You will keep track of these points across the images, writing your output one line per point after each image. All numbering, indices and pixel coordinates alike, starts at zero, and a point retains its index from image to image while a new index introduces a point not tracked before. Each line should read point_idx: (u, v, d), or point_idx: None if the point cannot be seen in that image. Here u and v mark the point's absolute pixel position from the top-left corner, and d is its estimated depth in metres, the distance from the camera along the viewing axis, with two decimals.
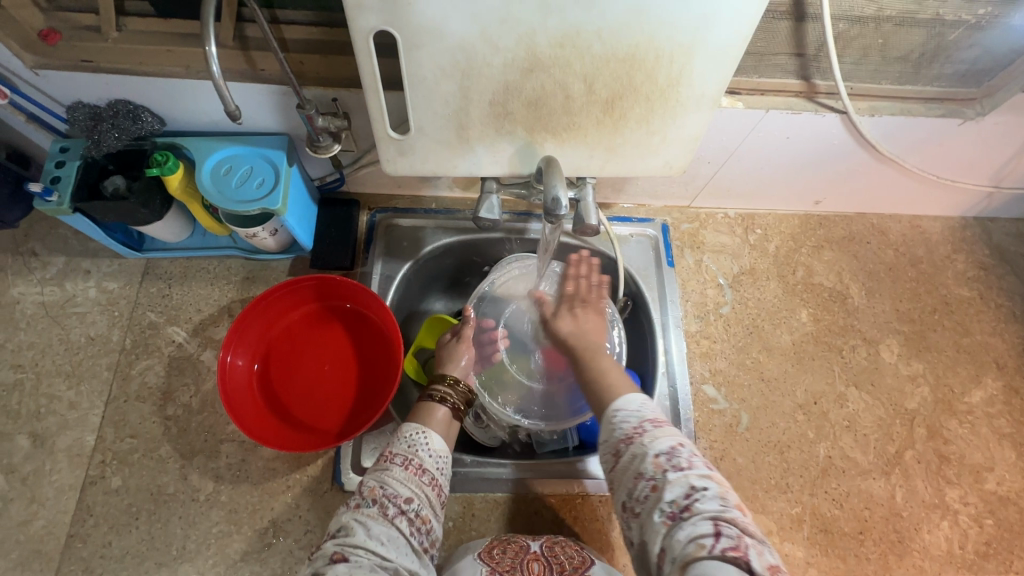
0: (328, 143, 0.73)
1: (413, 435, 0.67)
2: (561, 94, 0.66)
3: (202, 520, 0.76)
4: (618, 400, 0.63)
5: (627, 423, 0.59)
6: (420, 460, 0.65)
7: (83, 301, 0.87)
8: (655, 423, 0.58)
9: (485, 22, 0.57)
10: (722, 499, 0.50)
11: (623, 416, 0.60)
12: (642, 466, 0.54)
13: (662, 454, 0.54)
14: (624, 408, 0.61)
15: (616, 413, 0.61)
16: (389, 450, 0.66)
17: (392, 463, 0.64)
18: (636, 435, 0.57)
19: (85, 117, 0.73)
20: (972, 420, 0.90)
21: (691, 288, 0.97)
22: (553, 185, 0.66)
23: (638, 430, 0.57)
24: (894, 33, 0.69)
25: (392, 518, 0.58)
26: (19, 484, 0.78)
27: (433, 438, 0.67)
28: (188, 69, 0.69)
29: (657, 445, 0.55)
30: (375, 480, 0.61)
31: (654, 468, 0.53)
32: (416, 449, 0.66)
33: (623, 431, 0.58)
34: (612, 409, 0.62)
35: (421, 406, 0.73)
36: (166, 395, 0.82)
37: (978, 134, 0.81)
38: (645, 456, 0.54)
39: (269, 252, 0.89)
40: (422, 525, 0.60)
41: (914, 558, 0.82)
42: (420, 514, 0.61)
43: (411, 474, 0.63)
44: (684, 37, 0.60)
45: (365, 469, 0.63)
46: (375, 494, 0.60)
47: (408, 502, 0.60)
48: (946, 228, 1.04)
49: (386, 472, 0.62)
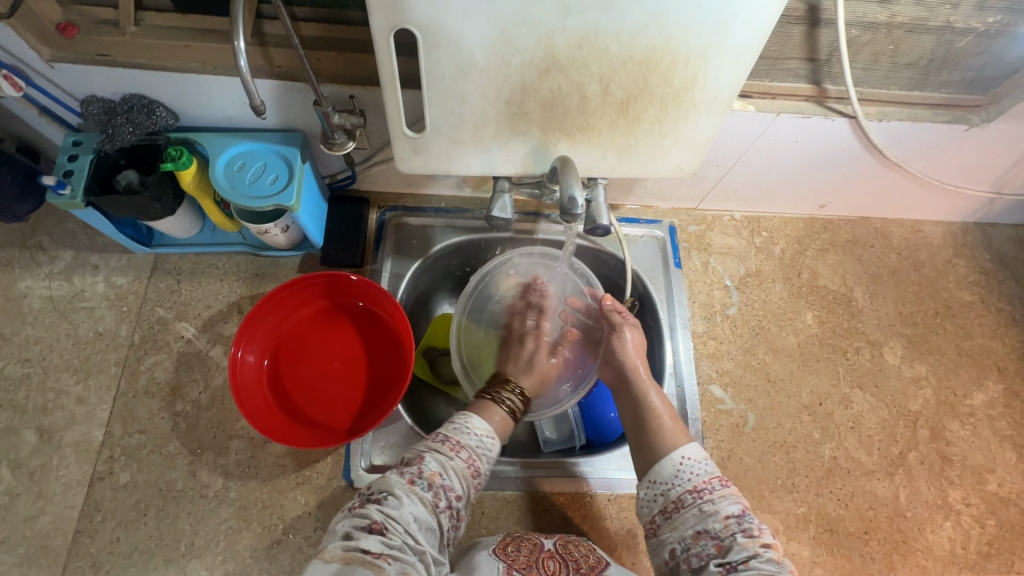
0: (342, 140, 0.73)
1: (482, 437, 0.63)
2: (577, 95, 0.67)
3: (210, 517, 0.76)
4: (681, 447, 0.63)
5: (694, 477, 0.60)
6: (478, 465, 0.62)
7: (90, 296, 0.87)
8: (723, 482, 0.59)
9: (506, 23, 0.58)
10: (778, 562, 0.53)
11: (689, 467, 0.61)
12: (709, 522, 0.56)
13: (732, 517, 0.56)
14: (691, 457, 0.62)
15: (680, 462, 0.61)
16: (457, 439, 0.62)
17: (457, 454, 0.60)
18: (706, 491, 0.58)
19: (99, 111, 0.73)
20: (973, 422, 0.91)
21: (697, 289, 0.97)
22: (569, 185, 0.67)
23: (707, 487, 0.59)
24: (905, 39, 0.70)
25: (438, 510, 0.56)
26: (26, 479, 0.77)
27: (495, 449, 0.64)
28: (205, 64, 0.69)
29: (726, 507, 0.57)
30: (437, 465, 0.58)
31: (722, 527, 0.55)
32: (480, 452, 0.62)
33: (690, 483, 0.59)
34: (674, 456, 0.62)
35: (479, 404, 0.70)
36: (175, 390, 0.82)
37: (984, 141, 0.82)
38: (715, 515, 0.56)
39: (280, 249, 0.89)
40: (456, 525, 0.58)
41: (918, 557, 0.83)
42: (461, 513, 0.59)
43: (468, 473, 0.60)
44: (701, 41, 0.61)
45: (429, 446, 0.60)
46: (434, 480, 0.57)
47: (457, 499, 0.58)
48: (947, 233, 1.05)
49: (449, 461, 0.59)
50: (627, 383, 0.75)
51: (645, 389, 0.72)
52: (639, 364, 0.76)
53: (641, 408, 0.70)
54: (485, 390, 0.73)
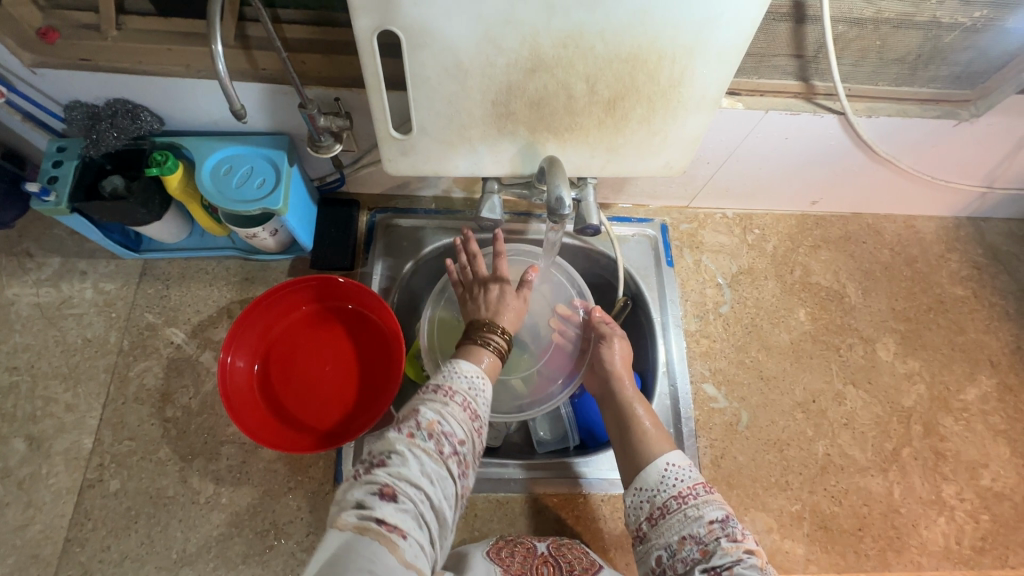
0: (329, 142, 0.72)
1: (473, 379, 0.62)
2: (564, 95, 0.66)
3: (202, 523, 0.76)
4: (666, 453, 0.63)
5: (679, 483, 0.60)
6: (476, 407, 0.60)
7: (79, 302, 0.86)
8: (708, 489, 0.59)
9: (490, 23, 0.58)
10: (763, 570, 0.51)
11: (674, 472, 0.61)
12: (694, 527, 0.56)
13: (716, 521, 0.55)
14: (677, 463, 0.62)
15: (665, 468, 0.61)
16: (448, 386, 0.60)
17: (452, 400, 0.58)
18: (690, 496, 0.58)
19: (82, 117, 0.72)
20: (967, 417, 0.91)
21: (690, 288, 0.97)
22: (557, 185, 0.66)
23: (691, 493, 0.58)
24: (892, 35, 0.70)
25: (445, 457, 0.54)
26: (15, 487, 0.77)
27: (488, 389, 0.63)
28: (188, 68, 0.68)
29: (710, 512, 0.56)
30: (433, 413, 0.56)
31: (706, 532, 0.55)
32: (475, 394, 0.61)
33: (674, 489, 0.59)
34: (659, 462, 0.62)
35: (466, 348, 0.68)
36: (165, 396, 0.82)
37: (973, 135, 0.82)
38: (699, 519, 0.56)
39: (269, 253, 0.89)
40: (465, 470, 0.56)
41: (913, 553, 0.82)
42: (467, 458, 0.56)
43: (467, 417, 0.58)
44: (687, 39, 0.61)
45: (422, 397, 0.58)
46: (434, 429, 0.54)
47: (462, 444, 0.56)
48: (939, 227, 1.05)
49: (446, 408, 0.57)
50: (611, 393, 0.76)
51: (630, 400, 0.73)
52: (624, 371, 0.77)
53: (626, 419, 0.71)
54: (469, 334, 0.70)
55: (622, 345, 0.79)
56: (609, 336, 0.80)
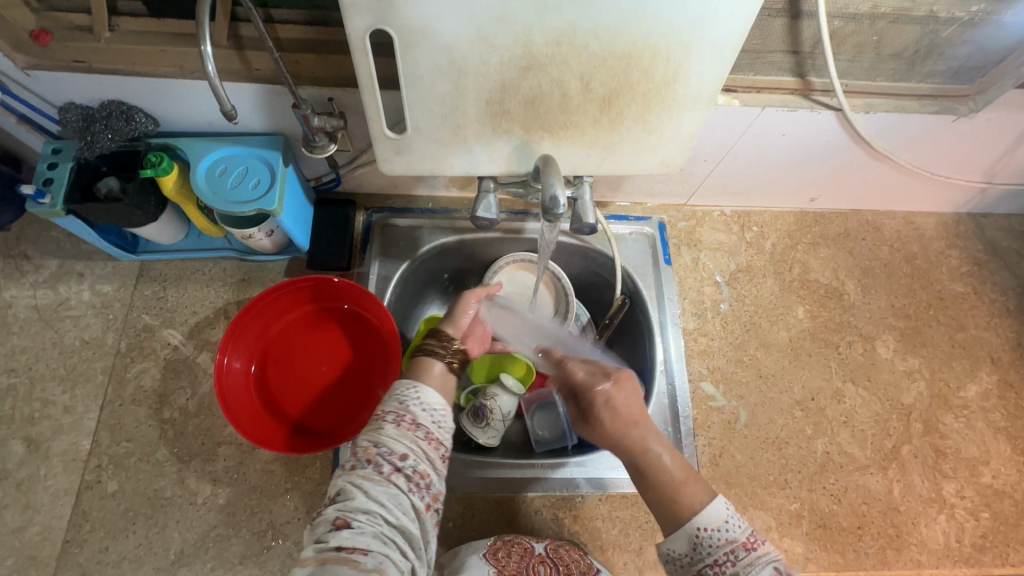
0: (323, 143, 0.72)
1: (405, 392, 0.61)
2: (558, 93, 0.66)
3: (200, 524, 0.76)
4: (699, 513, 0.58)
5: (716, 547, 0.56)
6: (413, 415, 0.59)
7: (76, 304, 0.86)
8: (750, 548, 0.55)
9: (481, 22, 0.57)
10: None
11: (705, 539, 0.56)
12: None
13: None
14: (707, 528, 0.57)
15: (696, 535, 0.57)
16: (380, 409, 0.60)
17: (384, 420, 0.58)
18: (728, 565, 0.54)
19: (77, 118, 0.71)
20: (967, 414, 0.91)
21: (688, 286, 0.97)
22: (551, 183, 0.66)
23: (729, 558, 0.55)
24: (889, 30, 0.69)
25: (388, 476, 0.54)
26: (14, 489, 0.77)
27: (425, 392, 0.61)
28: (182, 69, 0.68)
29: None
30: (368, 440, 0.56)
31: None
32: (407, 403, 0.59)
33: (713, 555, 0.56)
34: (688, 528, 0.58)
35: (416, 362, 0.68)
36: (162, 397, 0.82)
37: (971, 131, 0.81)
38: None
39: (266, 253, 0.89)
40: (423, 480, 0.55)
41: (912, 552, 0.82)
42: (419, 469, 0.56)
43: (406, 431, 0.57)
44: (681, 36, 0.60)
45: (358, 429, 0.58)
46: (369, 454, 0.55)
47: (404, 459, 0.55)
48: (939, 224, 1.05)
49: (380, 431, 0.57)
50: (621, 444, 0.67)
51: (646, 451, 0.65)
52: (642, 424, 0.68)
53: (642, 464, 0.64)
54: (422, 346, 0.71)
55: (621, 396, 0.69)
56: (604, 391, 0.70)
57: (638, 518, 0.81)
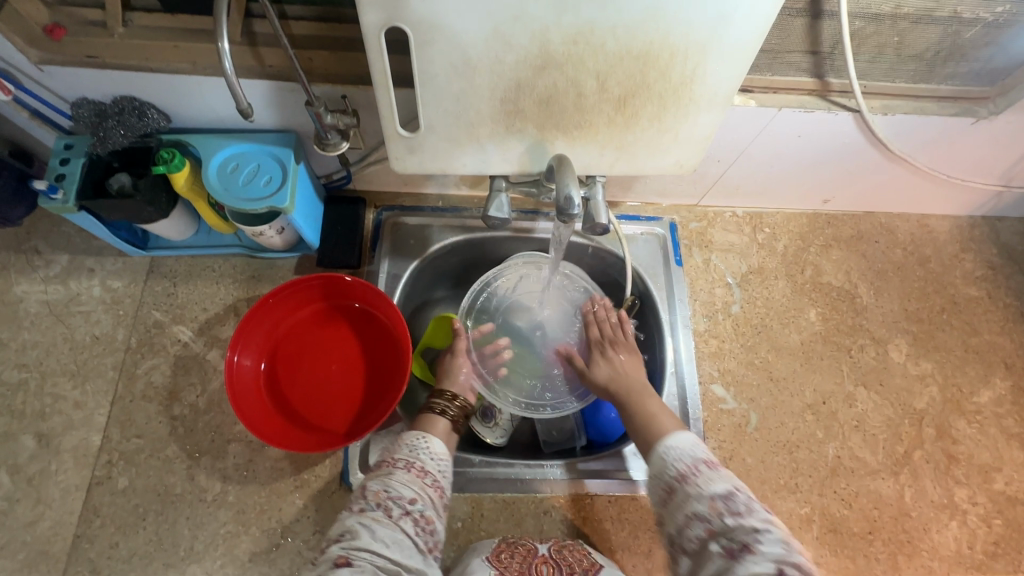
0: (335, 141, 0.72)
1: (415, 441, 0.67)
2: (574, 92, 0.65)
3: (209, 521, 0.76)
4: (668, 437, 0.64)
5: (681, 462, 0.61)
6: (422, 463, 0.65)
7: (87, 299, 0.86)
8: (710, 466, 0.59)
9: (498, 19, 0.57)
10: (786, 542, 0.51)
11: (674, 455, 0.62)
12: (697, 506, 0.56)
13: (718, 496, 0.55)
14: (677, 446, 0.62)
15: (666, 452, 0.62)
16: (390, 457, 0.66)
17: (395, 467, 0.64)
18: (691, 475, 0.59)
19: (90, 113, 0.72)
20: (980, 420, 0.90)
21: (699, 287, 0.96)
22: (565, 184, 0.65)
23: (693, 472, 0.59)
24: (911, 31, 0.69)
25: (396, 519, 0.57)
26: (25, 484, 0.77)
27: (433, 445, 0.68)
28: (194, 65, 0.68)
29: (713, 487, 0.56)
30: (378, 484, 0.61)
31: (709, 508, 0.55)
32: (417, 452, 0.66)
33: (676, 470, 0.60)
34: (661, 447, 0.63)
35: (422, 417, 0.75)
36: (172, 394, 0.82)
37: (990, 134, 0.80)
38: (702, 496, 0.56)
39: (276, 251, 0.89)
40: (427, 526, 0.59)
41: (923, 558, 0.81)
42: (424, 514, 0.60)
43: (414, 476, 0.63)
44: (700, 36, 0.59)
45: (369, 475, 0.62)
46: (379, 497, 0.59)
47: (412, 503, 0.60)
48: (954, 227, 1.03)
49: (390, 475, 0.62)
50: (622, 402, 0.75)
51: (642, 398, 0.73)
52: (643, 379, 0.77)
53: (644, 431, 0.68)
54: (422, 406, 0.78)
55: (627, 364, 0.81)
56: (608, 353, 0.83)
57: (647, 521, 0.81)
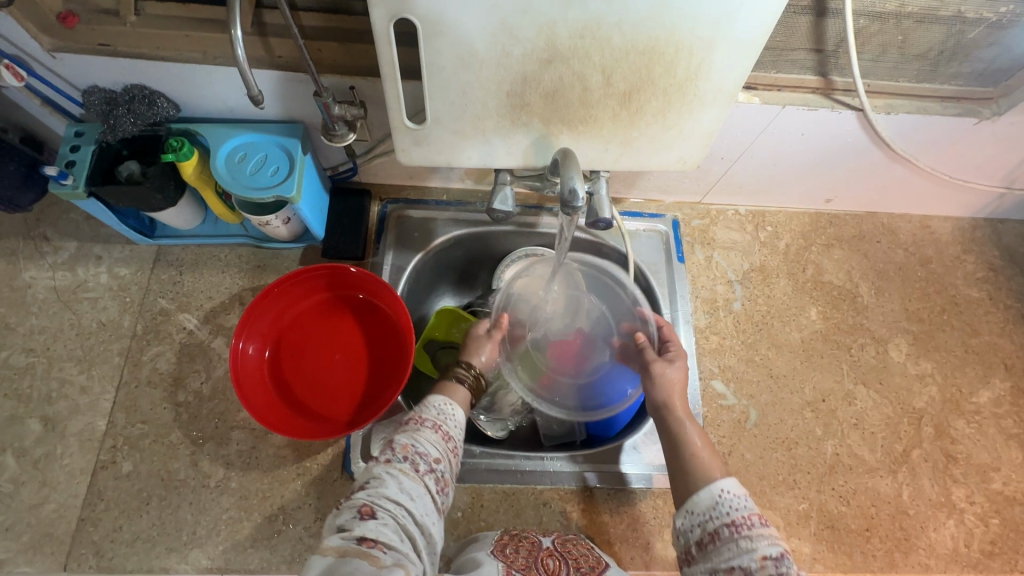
0: (343, 132, 0.73)
1: (442, 406, 0.67)
2: (579, 86, 0.66)
3: (212, 506, 0.77)
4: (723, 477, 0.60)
5: (733, 512, 0.57)
6: (448, 428, 0.65)
7: (94, 286, 0.87)
8: (762, 521, 0.56)
9: (506, 12, 0.57)
10: None
11: (728, 500, 0.57)
12: (744, 560, 0.53)
13: (770, 558, 0.52)
14: (730, 491, 0.58)
15: (719, 495, 0.58)
16: (420, 414, 0.65)
17: (423, 425, 0.63)
18: (744, 526, 0.55)
19: (100, 101, 0.72)
20: (979, 420, 0.90)
21: (700, 284, 0.97)
22: (570, 177, 0.66)
23: (746, 523, 0.55)
24: (915, 30, 0.69)
25: (420, 475, 0.58)
26: (30, 467, 0.78)
27: (459, 415, 0.68)
28: (205, 54, 0.69)
29: (765, 547, 0.53)
30: (407, 438, 0.61)
31: (758, 567, 0.52)
32: (445, 418, 0.66)
33: (727, 517, 0.56)
34: (713, 488, 0.59)
35: (440, 385, 0.74)
36: (177, 380, 0.83)
37: (992, 135, 0.81)
38: (752, 553, 0.53)
39: (281, 241, 0.89)
40: (444, 488, 0.60)
41: (920, 555, 0.82)
42: (444, 477, 0.60)
43: (440, 438, 0.63)
44: (706, 31, 0.60)
45: (398, 427, 0.63)
46: (408, 450, 0.59)
47: (436, 462, 0.60)
48: (956, 228, 1.04)
49: (419, 432, 0.62)
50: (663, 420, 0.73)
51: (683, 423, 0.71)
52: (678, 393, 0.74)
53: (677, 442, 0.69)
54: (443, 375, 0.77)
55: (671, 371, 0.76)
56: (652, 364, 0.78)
57: (646, 514, 0.81)
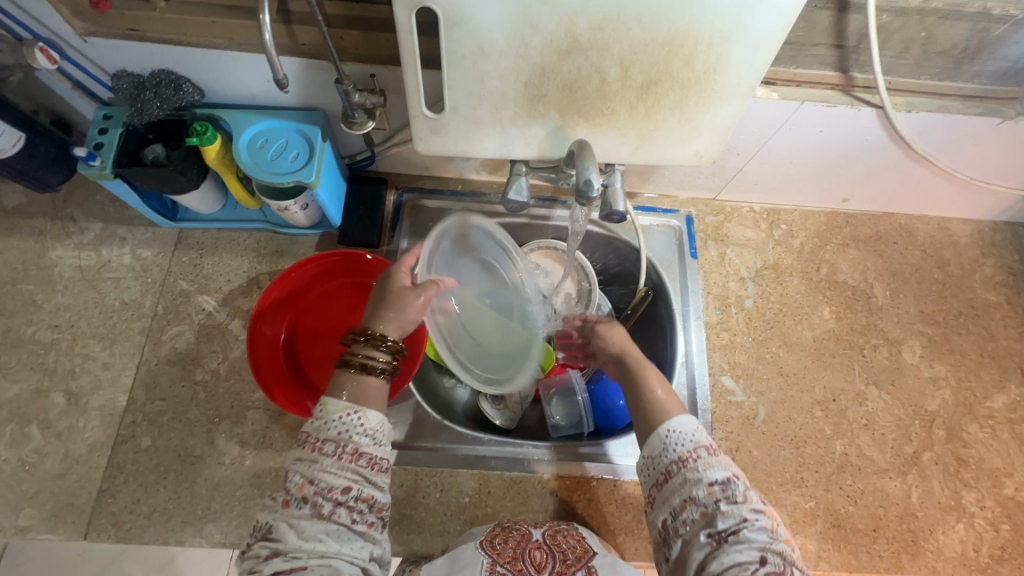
0: (362, 119, 0.74)
1: (343, 419, 0.56)
2: (597, 78, 0.66)
3: (226, 483, 0.79)
4: (672, 417, 0.60)
5: (681, 447, 0.57)
6: (355, 445, 0.55)
7: (117, 266, 0.90)
8: (711, 451, 0.57)
9: (526, 3, 0.58)
10: (770, 531, 0.52)
11: (675, 439, 0.58)
12: (695, 490, 0.55)
13: (717, 484, 0.54)
14: (678, 429, 0.59)
15: (667, 436, 0.58)
16: (318, 436, 0.55)
17: (322, 453, 0.54)
18: (691, 460, 0.56)
19: (129, 85, 0.74)
20: (992, 424, 0.89)
21: (713, 280, 0.97)
22: (586, 168, 0.66)
23: (693, 456, 0.56)
24: (938, 26, 0.68)
25: (327, 513, 0.52)
26: (54, 439, 0.80)
27: (368, 419, 0.57)
28: (230, 41, 0.70)
29: (713, 474, 0.55)
30: (302, 475, 0.53)
31: (707, 495, 0.54)
32: (349, 434, 0.55)
33: (675, 454, 0.57)
34: (660, 430, 0.59)
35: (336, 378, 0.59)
36: (195, 359, 0.85)
37: (1014, 136, 0.80)
38: (700, 482, 0.55)
39: (299, 227, 0.91)
40: (364, 507, 0.54)
41: (927, 558, 0.81)
42: (360, 498, 0.54)
43: (345, 462, 0.54)
44: (725, 24, 0.60)
45: (292, 459, 0.54)
46: (304, 492, 0.52)
47: (344, 493, 0.53)
48: (975, 231, 1.03)
49: (315, 464, 0.54)
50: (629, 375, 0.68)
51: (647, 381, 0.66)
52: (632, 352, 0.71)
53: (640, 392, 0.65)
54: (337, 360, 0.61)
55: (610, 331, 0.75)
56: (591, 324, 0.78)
57: None
